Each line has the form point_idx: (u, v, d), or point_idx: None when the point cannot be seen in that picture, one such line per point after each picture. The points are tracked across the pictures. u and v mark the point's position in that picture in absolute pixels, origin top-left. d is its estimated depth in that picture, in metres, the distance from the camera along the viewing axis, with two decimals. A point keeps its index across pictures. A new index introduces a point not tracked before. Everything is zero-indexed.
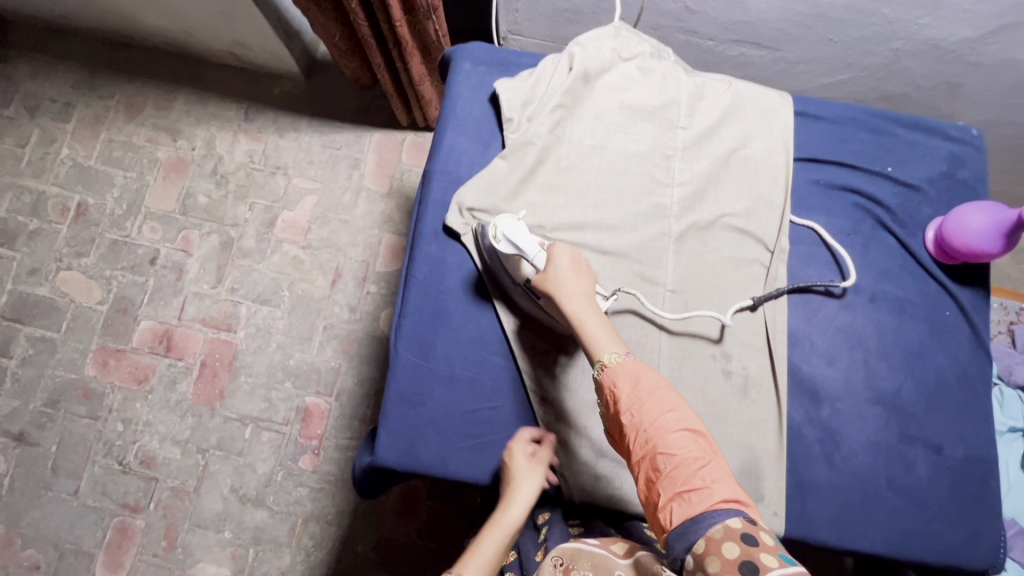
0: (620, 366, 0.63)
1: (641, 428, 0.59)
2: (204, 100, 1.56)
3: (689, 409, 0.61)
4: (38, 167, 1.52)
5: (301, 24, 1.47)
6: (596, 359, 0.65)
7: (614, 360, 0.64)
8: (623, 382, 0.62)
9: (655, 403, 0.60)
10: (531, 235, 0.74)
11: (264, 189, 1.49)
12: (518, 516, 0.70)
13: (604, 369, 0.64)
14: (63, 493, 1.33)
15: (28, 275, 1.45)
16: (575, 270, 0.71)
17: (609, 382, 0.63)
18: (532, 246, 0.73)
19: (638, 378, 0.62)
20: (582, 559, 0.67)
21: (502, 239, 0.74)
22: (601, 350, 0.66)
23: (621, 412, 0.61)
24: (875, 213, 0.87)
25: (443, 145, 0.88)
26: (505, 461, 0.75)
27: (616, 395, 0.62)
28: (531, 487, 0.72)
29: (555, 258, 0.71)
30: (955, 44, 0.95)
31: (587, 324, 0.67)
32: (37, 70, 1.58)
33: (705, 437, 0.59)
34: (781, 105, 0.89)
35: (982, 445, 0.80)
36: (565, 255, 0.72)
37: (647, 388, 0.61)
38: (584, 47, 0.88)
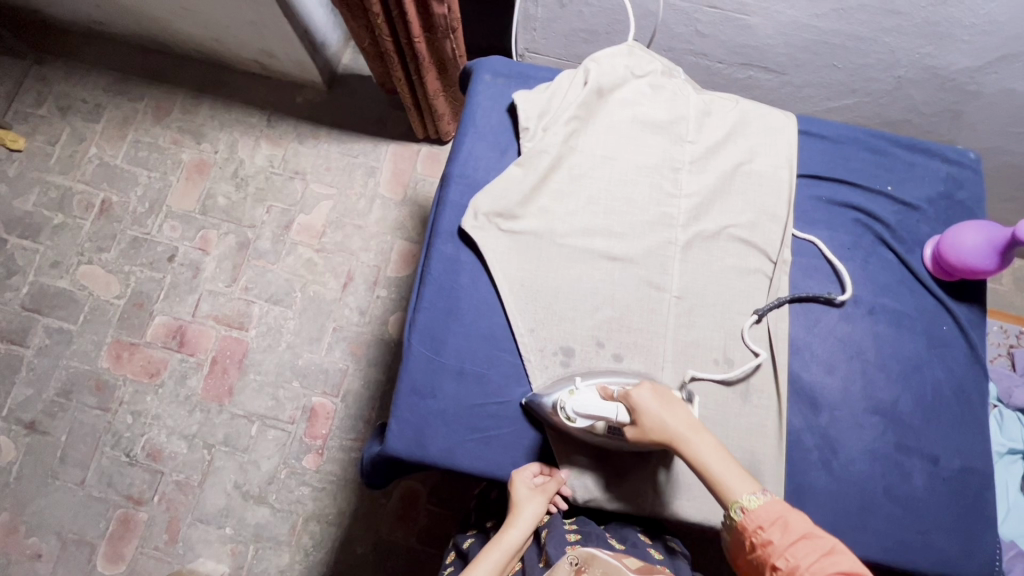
0: (763, 509, 0.63)
1: (798, 570, 0.59)
2: (228, 106, 1.62)
3: (847, 551, 0.60)
4: (67, 165, 1.58)
5: (326, 37, 1.54)
6: (733, 501, 0.65)
7: (755, 502, 0.64)
8: (771, 526, 0.62)
9: (810, 545, 0.60)
10: (594, 397, 0.75)
11: (282, 193, 1.54)
12: (519, 535, 0.75)
13: (744, 512, 0.64)
14: (70, 483, 1.35)
15: (50, 268, 1.50)
16: (665, 406, 0.71)
17: (756, 526, 0.63)
18: (609, 408, 0.73)
19: (786, 522, 0.62)
20: (595, 565, 0.70)
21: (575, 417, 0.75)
22: (736, 490, 0.65)
23: (773, 555, 0.61)
24: (874, 230, 0.90)
25: (461, 151, 0.92)
26: (510, 483, 0.77)
27: (765, 540, 0.62)
28: (534, 507, 0.75)
29: (640, 404, 0.71)
30: (955, 73, 0.99)
31: (710, 462, 0.67)
32: (71, 72, 1.65)
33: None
34: (786, 123, 0.93)
35: (978, 457, 0.82)
36: (648, 394, 0.72)
37: (799, 531, 0.61)
38: (598, 63, 0.92)
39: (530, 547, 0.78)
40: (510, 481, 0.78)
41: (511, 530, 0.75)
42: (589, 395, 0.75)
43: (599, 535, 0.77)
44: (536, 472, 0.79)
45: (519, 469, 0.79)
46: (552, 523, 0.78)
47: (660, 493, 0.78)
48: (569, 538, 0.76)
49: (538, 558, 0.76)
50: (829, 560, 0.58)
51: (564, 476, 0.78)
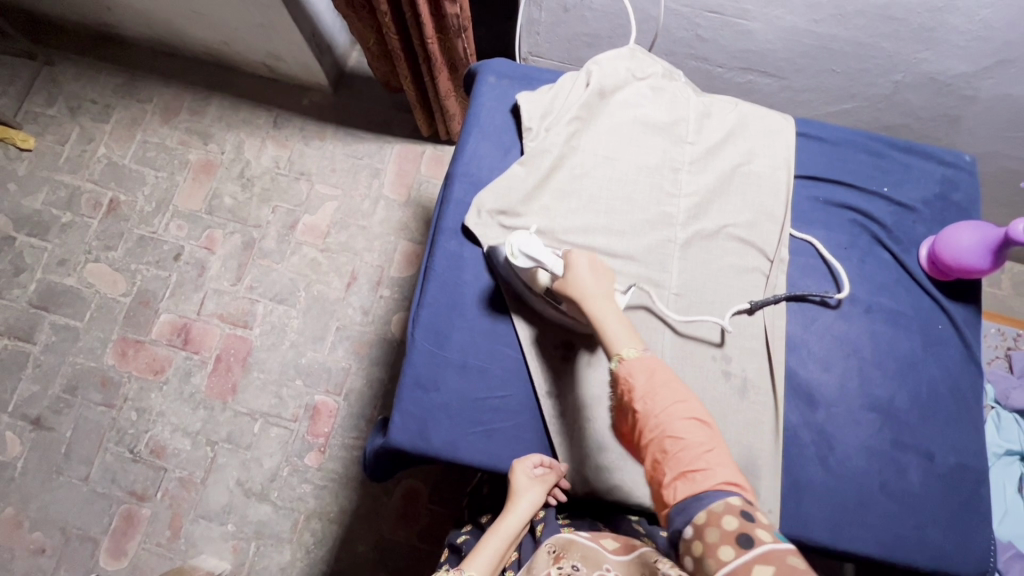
0: (638, 359, 0.66)
1: (653, 414, 0.62)
2: (236, 108, 1.65)
3: (701, 402, 0.63)
4: (75, 164, 1.60)
5: (333, 40, 1.57)
6: (614, 352, 0.67)
7: (631, 353, 0.66)
8: (639, 374, 0.65)
9: (668, 395, 0.63)
10: (547, 249, 0.77)
11: (288, 193, 1.56)
12: (516, 523, 0.75)
13: (621, 362, 0.66)
14: (74, 479, 1.37)
15: (58, 266, 1.52)
16: (594, 274, 0.74)
17: (626, 373, 0.65)
18: (549, 257, 0.76)
19: (653, 372, 0.65)
20: (573, 549, 0.72)
21: (518, 255, 0.78)
22: (619, 345, 0.68)
23: (635, 401, 0.64)
24: (870, 230, 0.92)
25: (466, 150, 0.94)
26: (510, 471, 0.78)
27: (630, 386, 0.65)
28: (533, 496, 0.75)
29: (573, 263, 0.74)
30: (951, 78, 1.01)
31: (606, 322, 0.70)
32: (81, 74, 1.68)
33: (713, 428, 0.61)
34: (784, 125, 0.94)
35: (974, 454, 0.83)
36: (583, 261, 0.74)
37: (663, 382, 0.64)
38: (600, 65, 0.94)
39: (526, 539, 0.79)
40: (511, 469, 0.79)
41: (509, 518, 0.76)
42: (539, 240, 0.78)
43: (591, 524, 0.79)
44: (537, 460, 0.79)
45: (520, 458, 0.80)
46: (547, 517, 0.80)
47: None
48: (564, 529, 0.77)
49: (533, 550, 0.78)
50: (683, 408, 0.62)
51: (563, 466, 0.79)
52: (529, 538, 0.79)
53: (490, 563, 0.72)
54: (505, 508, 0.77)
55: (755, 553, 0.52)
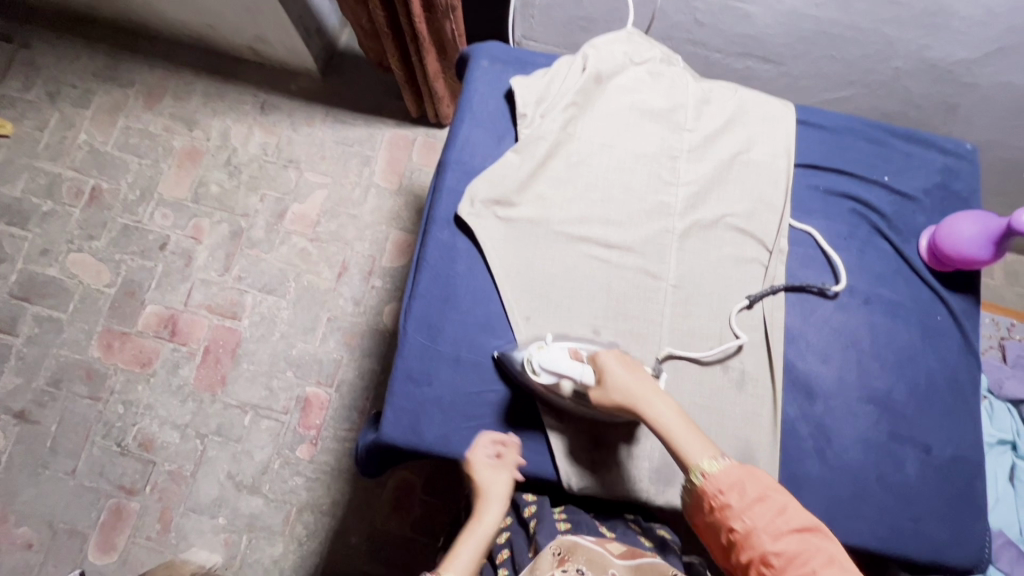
0: (723, 473, 0.65)
1: (754, 531, 0.62)
2: (221, 93, 1.60)
3: (800, 508, 0.63)
4: (56, 151, 1.55)
5: (321, 23, 1.52)
6: (694, 464, 0.67)
7: (714, 466, 0.66)
8: (730, 490, 0.64)
9: (765, 508, 0.62)
10: (564, 354, 0.75)
11: (276, 181, 1.53)
12: (495, 514, 0.74)
13: (704, 476, 0.66)
14: (61, 473, 1.34)
15: (39, 256, 1.48)
16: (632, 373, 0.72)
17: (714, 490, 0.65)
18: (574, 367, 0.73)
19: (742, 484, 0.64)
20: (579, 553, 0.70)
21: (541, 371, 0.74)
22: (696, 456, 0.67)
23: (731, 518, 0.63)
24: (871, 220, 0.90)
25: (458, 137, 0.91)
26: (469, 465, 0.77)
27: (723, 503, 0.64)
28: (502, 481, 0.76)
29: (606, 369, 0.72)
30: (952, 64, 0.99)
31: (671, 426, 0.69)
32: (60, 56, 1.62)
33: (817, 534, 0.61)
34: (784, 112, 0.92)
35: (970, 446, 0.83)
36: (614, 361, 0.73)
37: (755, 494, 0.63)
38: (596, 50, 0.91)
39: (519, 534, 0.77)
40: (469, 463, 0.77)
41: (484, 509, 0.75)
42: (556, 350, 0.75)
43: (589, 521, 0.77)
44: (493, 439, 0.79)
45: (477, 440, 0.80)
46: (540, 513, 0.77)
47: (654, 482, 0.79)
48: (559, 527, 0.75)
49: (527, 548, 0.75)
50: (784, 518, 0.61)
51: (515, 439, 0.79)
52: (521, 533, 0.77)
53: (473, 562, 0.71)
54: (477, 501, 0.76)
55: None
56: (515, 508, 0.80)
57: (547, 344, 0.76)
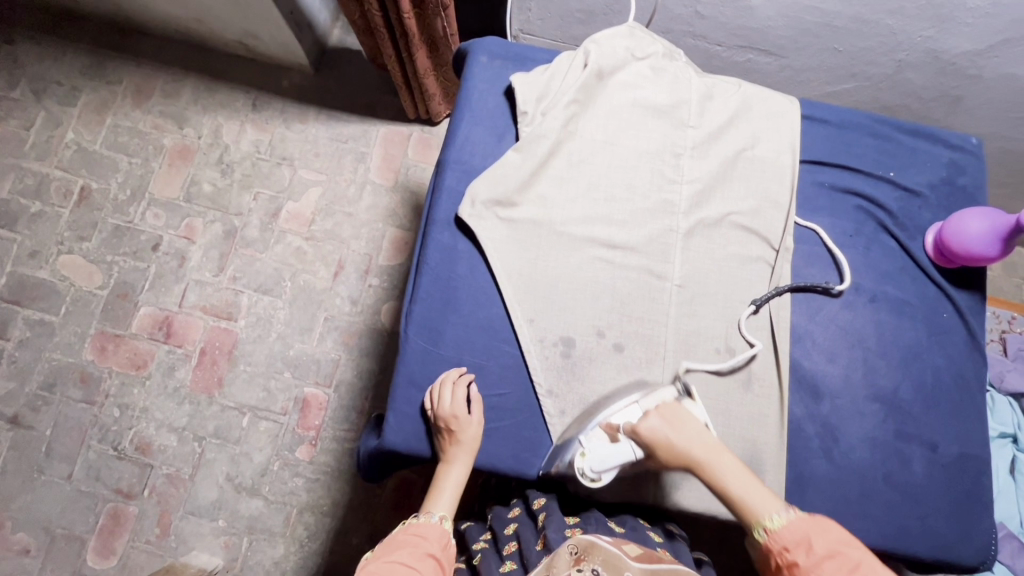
0: (787, 529, 0.63)
1: None
2: (211, 89, 1.56)
3: (873, 564, 0.60)
4: (43, 150, 1.52)
5: (312, 18, 1.49)
6: (756, 521, 0.65)
7: (778, 522, 0.64)
8: (796, 547, 0.62)
9: (836, 563, 0.60)
10: (606, 445, 0.73)
11: (270, 179, 1.50)
12: (469, 461, 0.76)
13: (768, 533, 0.64)
14: (57, 478, 1.32)
15: (29, 258, 1.45)
16: (676, 431, 0.71)
17: (780, 547, 0.63)
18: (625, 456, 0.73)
19: (810, 541, 0.62)
20: (596, 553, 0.65)
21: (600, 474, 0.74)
22: (759, 511, 0.65)
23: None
24: (876, 216, 0.89)
25: (457, 135, 0.89)
26: (446, 419, 0.75)
27: (790, 560, 0.62)
28: (475, 428, 0.76)
29: (651, 437, 0.71)
30: (956, 56, 0.98)
31: (729, 482, 0.67)
32: (45, 53, 1.58)
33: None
34: (788, 107, 0.91)
35: (976, 443, 0.83)
36: (656, 424, 0.71)
37: (824, 549, 0.61)
38: (598, 45, 0.89)
39: (527, 526, 0.75)
40: (445, 416, 0.75)
41: (456, 457, 0.75)
42: (598, 445, 0.74)
43: (599, 517, 0.75)
44: (459, 383, 0.77)
45: (439, 382, 0.78)
46: (548, 507, 0.76)
47: (661, 484, 0.78)
48: (569, 521, 0.74)
49: (535, 539, 0.72)
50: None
51: (469, 371, 0.80)
52: (528, 525, 0.75)
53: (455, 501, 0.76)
54: (447, 448, 0.76)
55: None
56: (525, 499, 0.79)
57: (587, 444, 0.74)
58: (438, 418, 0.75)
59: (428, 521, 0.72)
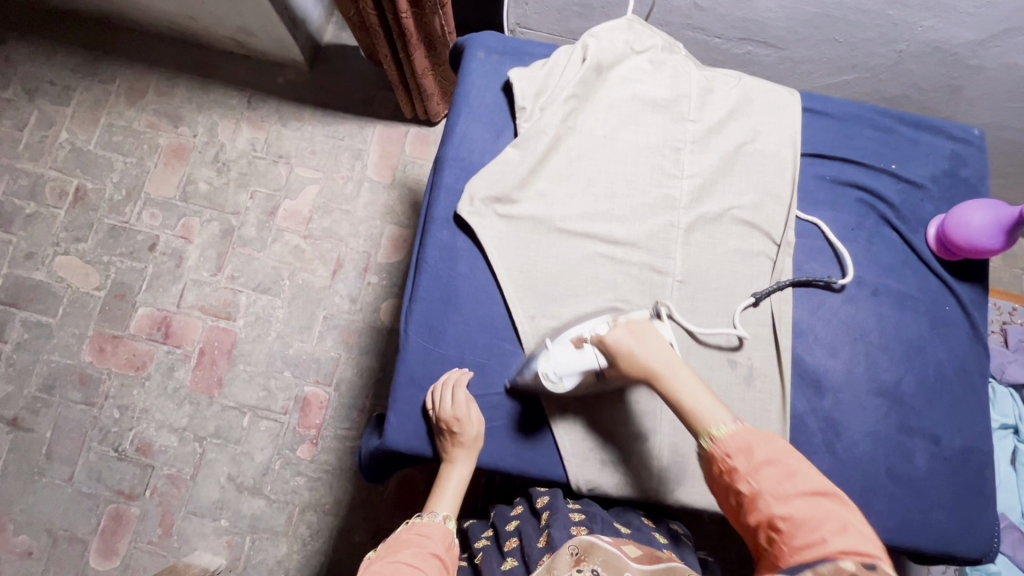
0: (731, 437, 0.63)
1: (761, 494, 0.59)
2: (206, 87, 1.55)
3: (813, 473, 0.59)
4: (37, 150, 1.50)
5: (306, 14, 1.47)
6: (703, 430, 0.65)
7: (723, 430, 0.64)
8: (737, 453, 0.62)
9: (774, 470, 0.60)
10: (574, 349, 0.73)
11: (266, 177, 1.49)
12: (472, 461, 0.76)
13: (713, 441, 0.64)
14: (57, 480, 1.32)
15: (25, 259, 1.44)
16: (641, 343, 0.71)
17: (723, 453, 0.63)
18: (588, 361, 0.72)
19: (752, 447, 0.62)
20: (595, 554, 0.66)
21: (563, 379, 0.73)
22: (707, 420, 0.65)
23: (738, 480, 0.61)
24: (878, 209, 0.89)
25: (456, 132, 0.88)
26: (447, 421, 0.74)
27: (730, 466, 0.62)
28: (477, 428, 0.76)
29: (614, 345, 0.71)
30: (957, 46, 0.97)
31: (683, 392, 0.68)
32: (37, 53, 1.56)
33: (834, 500, 0.57)
34: (789, 100, 0.90)
35: (979, 436, 0.82)
36: (621, 333, 0.71)
37: (764, 457, 0.61)
38: (597, 38, 0.88)
39: (528, 522, 0.74)
40: (446, 418, 0.74)
41: (459, 458, 0.75)
42: (565, 351, 0.73)
43: (603, 517, 0.74)
44: (460, 385, 0.77)
45: (440, 383, 0.78)
46: (553, 505, 0.74)
47: (665, 481, 0.77)
48: (573, 518, 0.72)
49: (537, 537, 0.71)
50: (793, 480, 0.58)
51: (470, 371, 0.79)
52: (530, 521, 0.74)
53: (459, 499, 0.76)
54: (449, 449, 0.75)
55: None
56: (529, 497, 0.79)
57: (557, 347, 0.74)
58: (440, 419, 0.75)
59: (433, 521, 0.72)
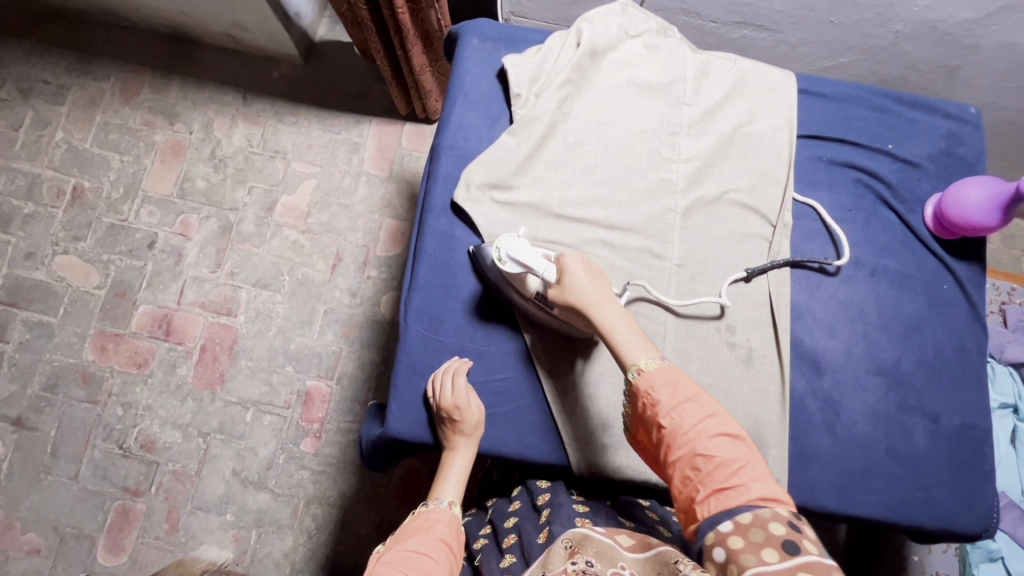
0: (658, 371, 0.66)
1: (681, 430, 0.63)
2: (201, 84, 1.54)
3: (730, 416, 0.63)
4: (33, 151, 1.50)
5: (300, 8, 1.46)
6: (631, 363, 0.68)
7: (651, 365, 0.67)
8: (661, 388, 0.65)
9: (694, 408, 0.63)
10: (534, 250, 0.74)
11: (264, 173, 1.49)
12: (474, 448, 0.76)
13: (639, 373, 0.67)
14: (63, 478, 1.33)
15: (24, 260, 1.44)
16: (592, 278, 0.72)
17: (646, 387, 0.66)
18: (540, 262, 0.73)
19: (676, 384, 0.65)
20: (589, 545, 0.65)
21: (507, 260, 0.74)
22: (636, 355, 0.68)
23: (661, 415, 0.64)
24: (875, 189, 0.89)
25: (451, 121, 0.88)
26: (447, 407, 0.75)
27: (654, 399, 0.65)
28: (478, 416, 0.76)
29: (568, 269, 0.72)
30: (953, 26, 0.97)
31: (617, 328, 0.70)
32: (30, 52, 1.56)
33: (746, 441, 0.62)
34: (785, 82, 0.90)
35: (978, 413, 0.83)
36: (577, 265, 0.73)
37: (687, 395, 0.64)
38: (591, 23, 0.88)
39: (527, 518, 0.74)
40: (447, 405, 0.75)
41: (460, 445, 0.76)
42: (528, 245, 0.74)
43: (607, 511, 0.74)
44: (459, 373, 0.77)
45: (441, 371, 0.78)
46: (554, 502, 0.75)
47: None
48: (578, 510, 0.73)
49: (536, 533, 0.72)
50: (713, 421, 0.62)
51: (469, 360, 0.79)
52: (530, 518, 0.75)
53: (460, 486, 0.76)
54: (451, 436, 0.76)
55: (800, 561, 0.51)
56: (528, 492, 0.79)
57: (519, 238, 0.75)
58: (440, 406, 0.75)
59: (437, 507, 0.72)
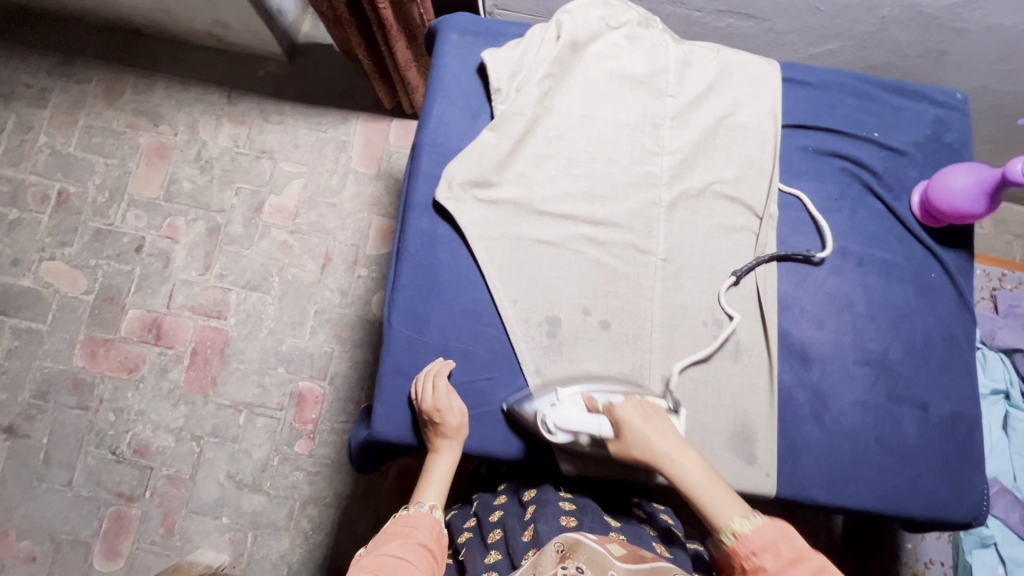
0: (756, 533, 0.64)
1: None
2: (185, 84, 1.52)
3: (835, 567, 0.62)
4: (16, 156, 1.48)
5: (282, 5, 1.44)
6: (723, 525, 0.65)
7: (745, 526, 0.64)
8: (762, 552, 0.63)
9: (802, 569, 0.61)
10: (579, 410, 0.74)
11: (250, 173, 1.47)
12: (458, 450, 0.76)
13: (736, 537, 0.64)
14: (57, 484, 1.32)
15: (10, 266, 1.43)
16: (654, 427, 0.71)
17: (746, 551, 0.63)
18: (593, 424, 0.72)
19: (776, 545, 0.63)
20: (581, 551, 0.63)
21: (557, 430, 0.73)
22: (726, 515, 0.66)
23: None
24: (862, 178, 0.88)
25: (432, 118, 0.86)
26: (430, 410, 0.74)
27: (756, 564, 0.63)
28: (460, 419, 0.76)
29: (626, 422, 0.72)
30: (940, 10, 0.95)
31: (696, 483, 0.68)
32: (10, 56, 1.53)
33: None
34: (769, 71, 0.89)
35: (967, 401, 0.83)
36: (635, 414, 0.72)
37: (790, 554, 0.62)
38: (571, 15, 0.87)
39: (512, 514, 0.74)
40: (430, 407, 0.74)
41: (443, 447, 0.75)
42: (570, 407, 0.73)
43: (595, 509, 0.75)
44: (441, 375, 0.76)
45: (423, 373, 0.77)
46: (540, 499, 0.75)
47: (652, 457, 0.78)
48: (564, 508, 0.74)
49: (521, 530, 0.72)
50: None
51: (452, 362, 0.78)
52: (516, 514, 0.74)
53: (443, 490, 0.75)
54: (434, 439, 0.75)
55: None
56: (515, 488, 0.80)
57: (559, 402, 0.74)
58: (423, 408, 0.74)
59: (418, 511, 0.71)
